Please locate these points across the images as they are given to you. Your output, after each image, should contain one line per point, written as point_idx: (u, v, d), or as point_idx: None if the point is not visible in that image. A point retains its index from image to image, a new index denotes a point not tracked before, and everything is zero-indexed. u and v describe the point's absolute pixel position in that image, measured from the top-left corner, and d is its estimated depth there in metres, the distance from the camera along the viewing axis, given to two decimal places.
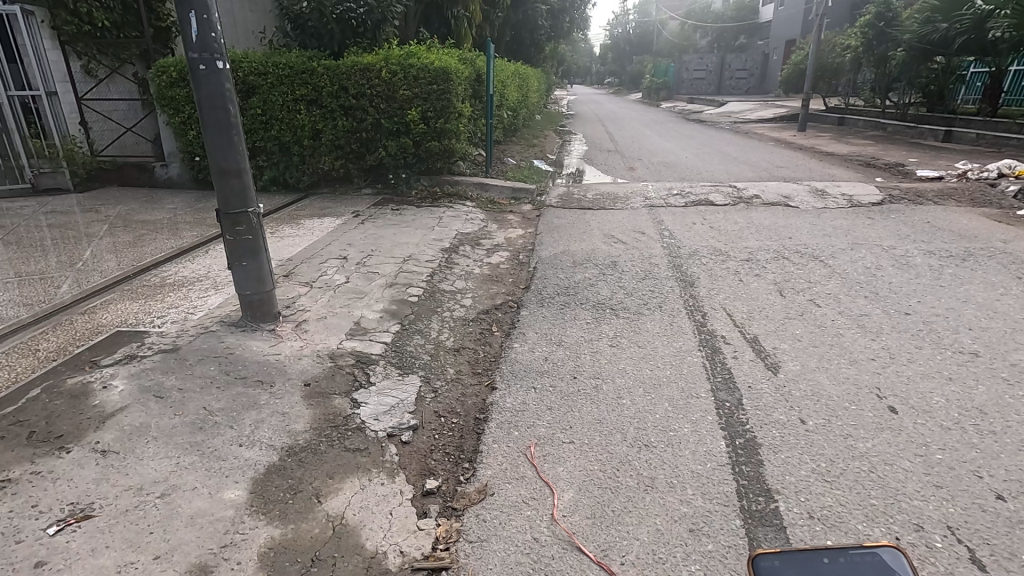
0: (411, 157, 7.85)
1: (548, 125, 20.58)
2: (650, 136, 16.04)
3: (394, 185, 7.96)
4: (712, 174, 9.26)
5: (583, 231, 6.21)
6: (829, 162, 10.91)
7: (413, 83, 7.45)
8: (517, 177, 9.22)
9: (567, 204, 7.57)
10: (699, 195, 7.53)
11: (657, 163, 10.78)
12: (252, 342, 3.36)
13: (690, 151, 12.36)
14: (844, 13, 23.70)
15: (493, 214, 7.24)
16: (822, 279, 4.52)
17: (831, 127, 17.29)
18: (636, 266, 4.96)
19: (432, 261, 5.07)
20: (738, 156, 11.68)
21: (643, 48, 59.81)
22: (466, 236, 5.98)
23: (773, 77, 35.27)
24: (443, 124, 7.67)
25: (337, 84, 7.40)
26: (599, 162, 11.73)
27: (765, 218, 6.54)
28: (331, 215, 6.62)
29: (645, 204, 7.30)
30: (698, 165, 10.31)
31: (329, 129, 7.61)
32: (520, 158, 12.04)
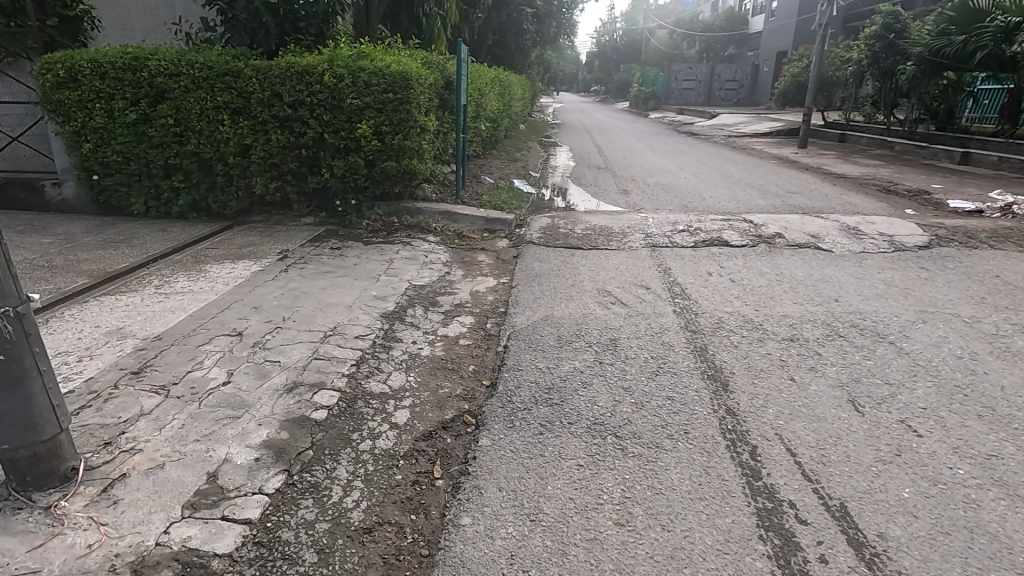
0: (362, 180, 6.45)
1: (532, 135, 19.31)
2: (642, 151, 14.82)
3: (342, 213, 6.55)
4: (719, 202, 8.02)
5: (571, 283, 4.90)
6: (845, 187, 9.72)
7: (364, 91, 6.07)
8: (492, 202, 7.86)
9: (551, 239, 6.27)
10: (710, 231, 6.26)
11: (653, 186, 9.52)
12: (4, 538, 1.95)
13: (688, 171, 11.12)
14: (840, 25, 22.85)
15: (461, 253, 5.90)
16: (905, 379, 3.22)
17: (833, 144, 16.22)
18: (642, 347, 3.64)
19: (365, 338, 3.68)
20: (742, 177, 10.46)
21: (630, 57, 58.99)
22: (419, 291, 4.61)
23: (763, 89, 34.42)
24: (401, 140, 6.29)
25: (269, 89, 5.99)
26: (586, 181, 10.42)
27: (795, 265, 5.29)
28: (251, 256, 5.20)
29: (646, 243, 6.02)
30: (701, 189, 9.05)
31: (259, 145, 6.19)
32: (500, 176, 10.69)
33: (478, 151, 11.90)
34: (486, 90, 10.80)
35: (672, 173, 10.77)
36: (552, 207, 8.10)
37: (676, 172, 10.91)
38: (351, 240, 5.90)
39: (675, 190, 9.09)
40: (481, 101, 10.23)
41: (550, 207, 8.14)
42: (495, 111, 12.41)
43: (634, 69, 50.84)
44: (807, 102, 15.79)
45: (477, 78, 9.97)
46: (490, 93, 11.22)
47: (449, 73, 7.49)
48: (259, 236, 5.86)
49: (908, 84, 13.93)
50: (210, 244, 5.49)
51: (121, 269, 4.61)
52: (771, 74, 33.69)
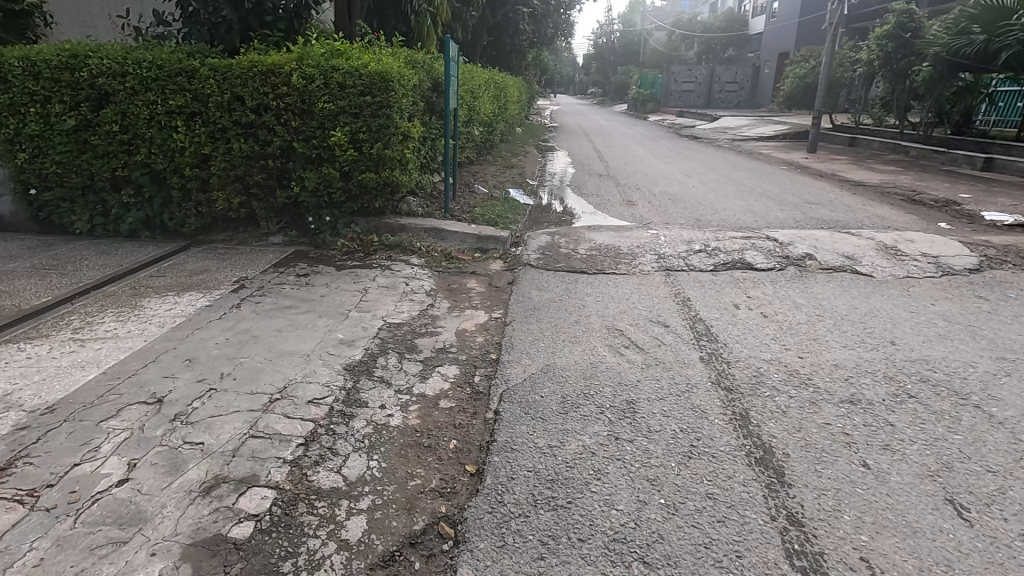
0: (338, 193, 5.73)
1: (529, 139, 18.59)
2: (644, 156, 14.14)
3: (314, 231, 5.81)
4: (732, 216, 7.32)
5: (575, 318, 4.17)
6: (866, 196, 9.01)
7: (339, 94, 5.35)
8: (485, 215, 7.13)
9: (552, 260, 5.55)
10: (730, 252, 5.54)
11: (660, 196, 8.82)
12: None
13: (695, 179, 10.42)
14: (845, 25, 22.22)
15: (448, 278, 5.17)
16: (1010, 465, 2.50)
17: (844, 148, 15.55)
18: (667, 414, 2.92)
19: (319, 403, 2.94)
20: (754, 186, 9.76)
21: (628, 59, 58.39)
22: (395, 332, 3.87)
23: (765, 91, 33.81)
24: (381, 150, 5.57)
25: (230, 92, 5.25)
26: (588, 189, 9.70)
27: (833, 295, 4.58)
28: (201, 285, 4.45)
29: (659, 266, 5.29)
30: (713, 200, 8.35)
31: (219, 155, 5.46)
32: (494, 184, 9.96)
33: (472, 157, 11.16)
34: (481, 93, 10.07)
35: (679, 181, 10.07)
36: (551, 220, 7.37)
37: (683, 180, 10.20)
38: (323, 263, 5.16)
39: (684, 200, 8.39)
40: (475, 105, 9.50)
41: (549, 219, 7.42)
42: (490, 115, 11.69)
43: (632, 71, 50.22)
44: (817, 104, 15.11)
45: (470, 79, 9.21)
46: (485, 96, 10.50)
47: (437, 74, 6.77)
48: (218, 259, 5.12)
49: (924, 86, 13.26)
50: (157, 270, 4.75)
51: (38, 307, 3.86)
52: (772, 76, 33.08)
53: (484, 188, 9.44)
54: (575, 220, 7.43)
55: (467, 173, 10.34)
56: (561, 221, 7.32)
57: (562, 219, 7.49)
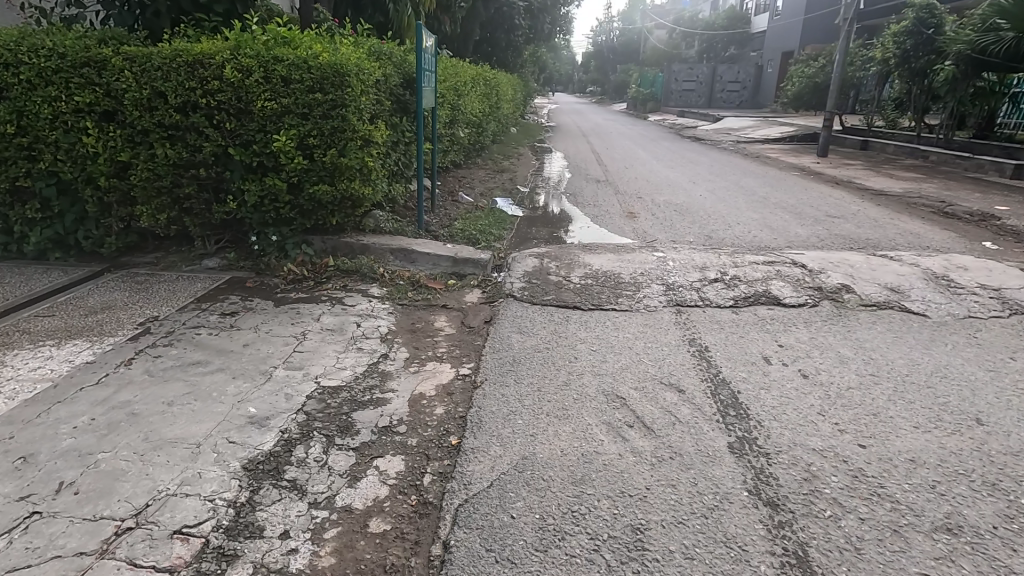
0: (286, 209, 4.84)
1: (524, 140, 17.66)
2: (645, 160, 13.25)
3: (259, 252, 4.92)
4: (748, 234, 6.44)
5: (563, 377, 3.29)
6: (892, 207, 8.13)
7: (283, 91, 4.46)
8: (465, 231, 6.24)
9: (539, 290, 4.67)
10: (751, 281, 4.67)
11: (664, 206, 7.93)
12: None
13: (702, 186, 9.53)
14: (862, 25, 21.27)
15: (413, 315, 4.28)
16: None
17: (857, 152, 14.69)
18: (688, 556, 2.03)
19: (188, 537, 2.04)
20: (767, 195, 8.88)
21: (627, 57, 57.41)
22: (328, 401, 2.99)
23: (768, 91, 32.91)
24: (336, 157, 4.68)
25: (149, 87, 4.34)
26: (585, 197, 8.80)
27: (885, 344, 3.70)
28: (95, 329, 3.56)
29: (667, 299, 4.42)
30: (723, 213, 7.46)
31: (140, 162, 4.55)
32: (481, 192, 9.06)
33: (459, 160, 10.25)
34: (467, 90, 9.14)
35: (684, 189, 9.19)
36: (542, 236, 6.48)
37: (689, 188, 9.31)
38: (261, 295, 4.27)
39: (691, 213, 7.52)
40: (460, 104, 8.59)
41: (540, 235, 6.54)
42: (479, 114, 10.75)
43: (631, 70, 49.26)
44: (828, 105, 14.22)
45: (454, 74, 8.28)
46: (472, 94, 9.58)
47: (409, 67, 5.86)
48: (132, 289, 4.22)
49: (946, 86, 12.39)
50: (48, 307, 3.84)
51: None
52: (775, 75, 32.22)
53: (470, 196, 8.54)
54: (569, 235, 6.56)
55: (452, 179, 9.43)
56: (553, 237, 6.44)
57: (555, 234, 6.61)
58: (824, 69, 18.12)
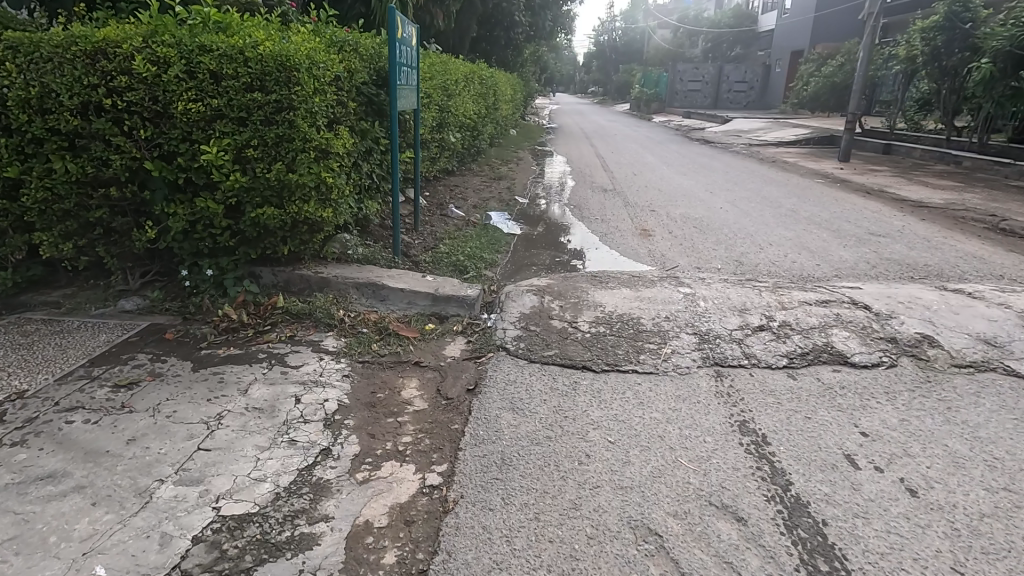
0: (223, 236, 3.88)
1: (523, 143, 16.65)
2: (655, 165, 12.29)
3: (190, 290, 3.96)
4: (785, 260, 5.48)
5: (570, 494, 2.34)
6: (940, 223, 7.17)
7: (213, 90, 3.50)
8: (452, 256, 5.29)
9: (538, 339, 3.71)
10: (805, 329, 3.72)
11: (681, 223, 6.98)
12: None
13: (721, 197, 8.57)
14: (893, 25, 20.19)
15: (375, 378, 3.33)
16: None
17: (880, 157, 13.72)
18: None
19: None
20: (795, 207, 7.92)
21: (630, 57, 56.38)
22: (224, 548, 2.02)
23: (776, 91, 31.94)
24: (284, 173, 3.72)
25: (38, 84, 3.39)
26: (591, 210, 7.82)
27: (1003, 431, 2.75)
28: None
29: (701, 356, 3.47)
30: (750, 231, 6.51)
31: (32, 178, 3.60)
32: (474, 203, 8.09)
33: (450, 167, 9.28)
34: (460, 90, 8.17)
35: (700, 201, 8.24)
36: (543, 261, 5.53)
37: (707, 200, 8.36)
38: (180, 352, 3.32)
39: (713, 231, 6.56)
40: (451, 105, 7.63)
41: (540, 259, 5.59)
42: (473, 116, 9.78)
43: (635, 69, 48.20)
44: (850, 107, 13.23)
45: (444, 71, 7.31)
46: (466, 94, 8.62)
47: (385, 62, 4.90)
48: (11, 346, 3.27)
49: (981, 87, 11.44)
50: None
51: None
52: (783, 75, 31.25)
53: (460, 209, 7.58)
54: (574, 259, 5.62)
55: (441, 189, 8.46)
56: (556, 262, 5.49)
57: (557, 258, 5.66)
58: (842, 68, 17.14)
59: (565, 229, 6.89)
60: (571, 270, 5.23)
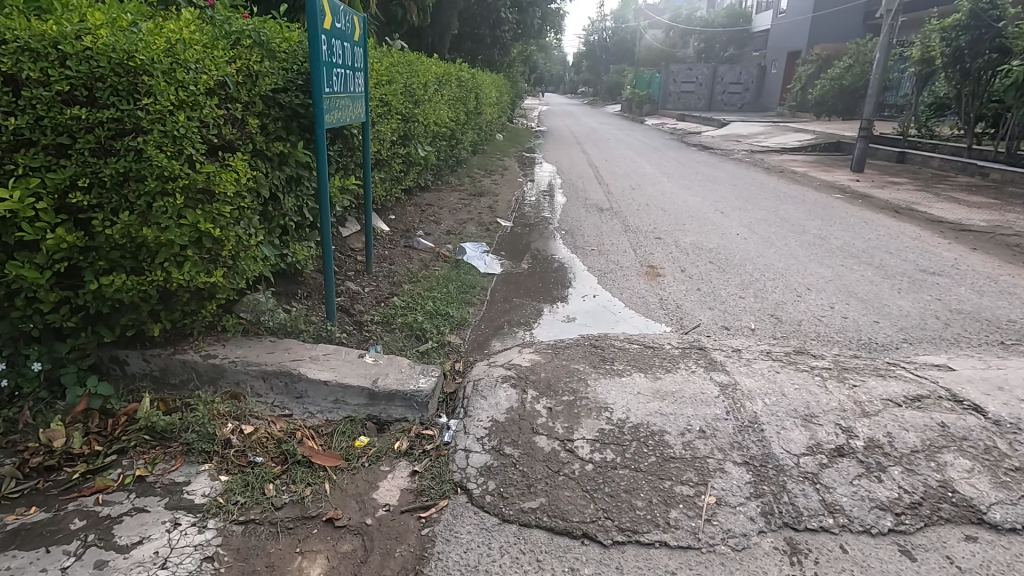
0: (55, 316, 2.62)
1: (510, 149, 15.48)
2: (654, 177, 11.15)
3: (7, 395, 2.71)
4: (833, 316, 4.33)
5: None
6: (998, 255, 6.07)
7: (8, 103, 2.27)
8: (407, 316, 4.08)
9: (515, 472, 2.53)
10: (904, 454, 2.56)
11: (695, 257, 5.82)
12: None
13: (735, 219, 7.43)
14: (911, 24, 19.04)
15: (255, 560, 2.11)
16: None
17: (895, 167, 12.70)
18: None
19: None
20: (823, 234, 6.81)
21: (621, 58, 55.41)
22: None
23: (771, 93, 31.04)
24: (136, 227, 2.51)
25: None
26: (586, 237, 6.65)
27: None
28: None
29: (760, 511, 2.30)
30: (780, 271, 5.36)
31: None
32: (447, 229, 6.89)
33: (420, 182, 8.04)
34: (431, 94, 6.94)
35: (712, 225, 7.10)
36: (528, 318, 4.35)
37: (719, 223, 7.22)
38: None
39: (735, 270, 5.40)
40: (420, 113, 6.40)
41: (525, 314, 4.40)
42: (448, 123, 8.53)
43: (627, 69, 47.17)
44: (865, 113, 12.17)
45: (408, 73, 6.07)
46: (438, 99, 7.39)
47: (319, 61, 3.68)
48: None
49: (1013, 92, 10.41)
50: None
51: None
52: (779, 77, 30.34)
53: (430, 238, 6.36)
54: (567, 314, 4.44)
55: (409, 211, 7.22)
56: (544, 320, 4.32)
57: (546, 312, 4.48)
58: (849, 70, 16.08)
59: (555, 265, 5.70)
60: (564, 334, 4.05)
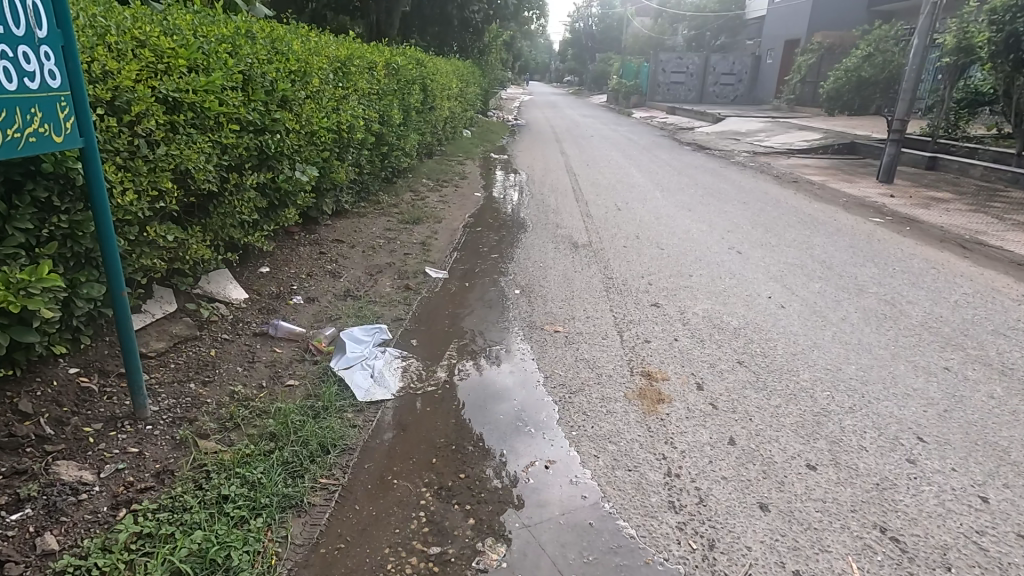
0: None
1: (476, 149, 13.31)
2: (645, 190, 9.02)
3: None
4: (994, 528, 2.29)
5: None
6: None
7: None
8: (135, 574, 1.92)
9: None
10: None
11: (716, 352, 3.72)
12: None
13: (758, 267, 5.35)
14: None
15: None
16: None
17: (928, 177, 10.71)
18: None
19: None
20: (889, 294, 4.76)
21: (608, 46, 53.12)
22: None
23: (766, 86, 28.99)
24: None
25: None
26: (549, 302, 4.51)
27: None
28: None
29: None
30: (854, 387, 3.29)
31: None
32: (346, 287, 4.71)
33: (324, 208, 5.83)
34: (322, 87, 4.69)
35: (728, 279, 5.02)
36: (465, 411, 3.06)
37: (738, 275, 5.13)
38: None
39: (780, 384, 3.32)
40: (293, 118, 4.16)
41: (456, 424, 2.93)
42: (367, 125, 6.29)
43: (614, 58, 44.90)
44: (896, 112, 10.06)
45: (264, 56, 3.82)
46: (340, 95, 5.15)
47: None
48: None
49: None
50: None
51: None
52: (775, 68, 28.29)
53: (310, 311, 4.20)
54: (521, 413, 3.04)
55: (296, 258, 5.03)
56: (488, 416, 3.03)
57: (491, 399, 3.19)
58: (868, 60, 13.56)
59: (495, 368, 3.53)
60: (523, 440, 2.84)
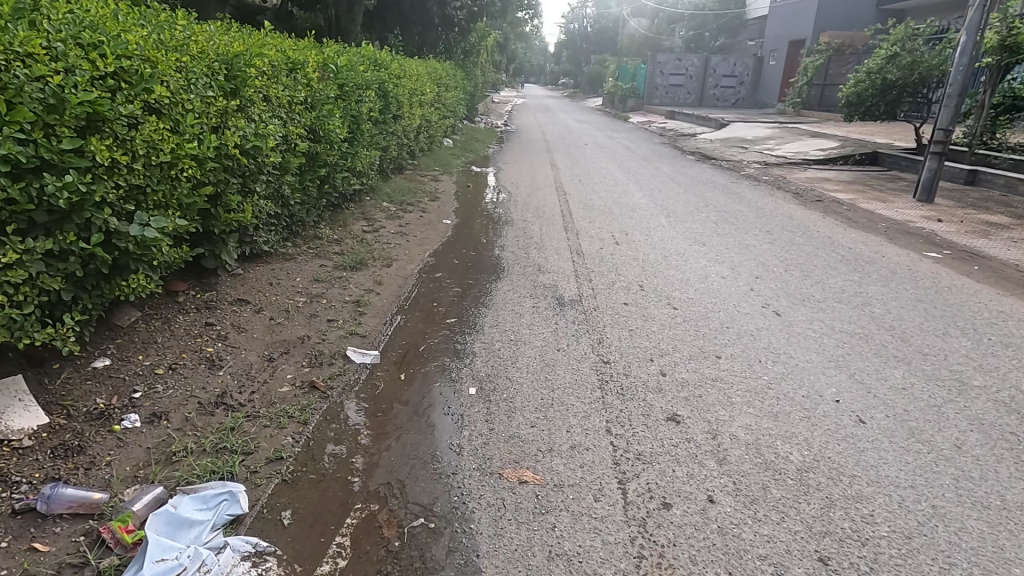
0: None
1: (455, 160, 11.87)
2: (646, 214, 7.61)
3: None
4: None
5: None
6: None
7: None
8: None
9: None
10: None
11: (778, 533, 2.27)
12: None
13: (807, 341, 3.92)
14: None
15: None
16: None
17: (972, 194, 9.32)
18: None
19: None
20: (1003, 391, 3.34)
21: (603, 48, 51.84)
22: None
23: (769, 88, 27.64)
24: None
25: None
26: (516, 416, 3.05)
27: None
28: None
29: None
30: None
31: None
32: (221, 390, 3.23)
33: (222, 258, 4.36)
34: (186, 97, 3.21)
35: (770, 366, 3.58)
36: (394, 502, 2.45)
37: (783, 356, 3.70)
38: None
39: None
40: (116, 147, 2.70)
41: None
42: (286, 143, 4.81)
43: (609, 59, 43.62)
44: (938, 121, 8.68)
45: (42, 48, 2.36)
46: (226, 106, 3.67)
47: None
48: None
49: None
50: None
51: None
52: (777, 69, 26.98)
53: (144, 444, 2.72)
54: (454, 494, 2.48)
55: (160, 339, 3.55)
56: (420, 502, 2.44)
57: (417, 478, 2.58)
58: (893, 61, 11.91)
59: (421, 460, 2.70)
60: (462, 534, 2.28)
